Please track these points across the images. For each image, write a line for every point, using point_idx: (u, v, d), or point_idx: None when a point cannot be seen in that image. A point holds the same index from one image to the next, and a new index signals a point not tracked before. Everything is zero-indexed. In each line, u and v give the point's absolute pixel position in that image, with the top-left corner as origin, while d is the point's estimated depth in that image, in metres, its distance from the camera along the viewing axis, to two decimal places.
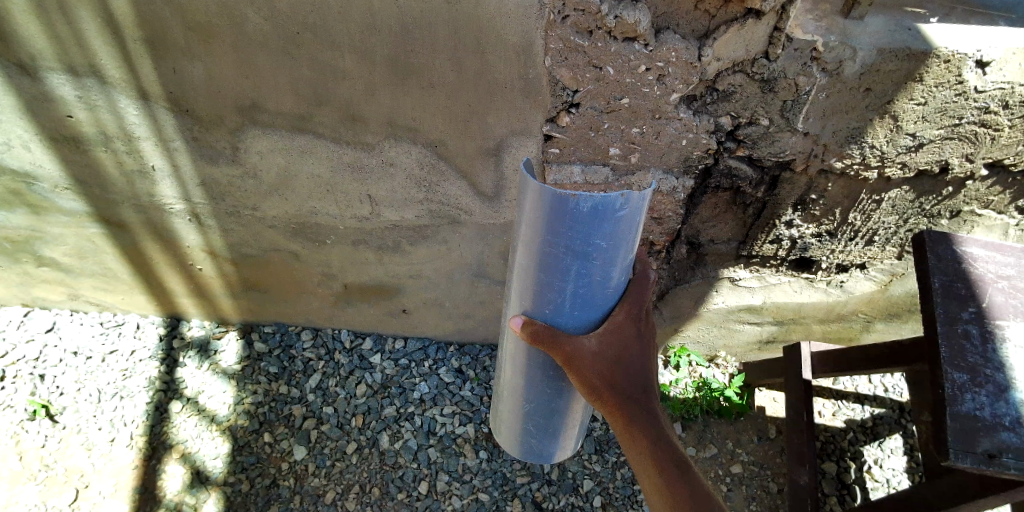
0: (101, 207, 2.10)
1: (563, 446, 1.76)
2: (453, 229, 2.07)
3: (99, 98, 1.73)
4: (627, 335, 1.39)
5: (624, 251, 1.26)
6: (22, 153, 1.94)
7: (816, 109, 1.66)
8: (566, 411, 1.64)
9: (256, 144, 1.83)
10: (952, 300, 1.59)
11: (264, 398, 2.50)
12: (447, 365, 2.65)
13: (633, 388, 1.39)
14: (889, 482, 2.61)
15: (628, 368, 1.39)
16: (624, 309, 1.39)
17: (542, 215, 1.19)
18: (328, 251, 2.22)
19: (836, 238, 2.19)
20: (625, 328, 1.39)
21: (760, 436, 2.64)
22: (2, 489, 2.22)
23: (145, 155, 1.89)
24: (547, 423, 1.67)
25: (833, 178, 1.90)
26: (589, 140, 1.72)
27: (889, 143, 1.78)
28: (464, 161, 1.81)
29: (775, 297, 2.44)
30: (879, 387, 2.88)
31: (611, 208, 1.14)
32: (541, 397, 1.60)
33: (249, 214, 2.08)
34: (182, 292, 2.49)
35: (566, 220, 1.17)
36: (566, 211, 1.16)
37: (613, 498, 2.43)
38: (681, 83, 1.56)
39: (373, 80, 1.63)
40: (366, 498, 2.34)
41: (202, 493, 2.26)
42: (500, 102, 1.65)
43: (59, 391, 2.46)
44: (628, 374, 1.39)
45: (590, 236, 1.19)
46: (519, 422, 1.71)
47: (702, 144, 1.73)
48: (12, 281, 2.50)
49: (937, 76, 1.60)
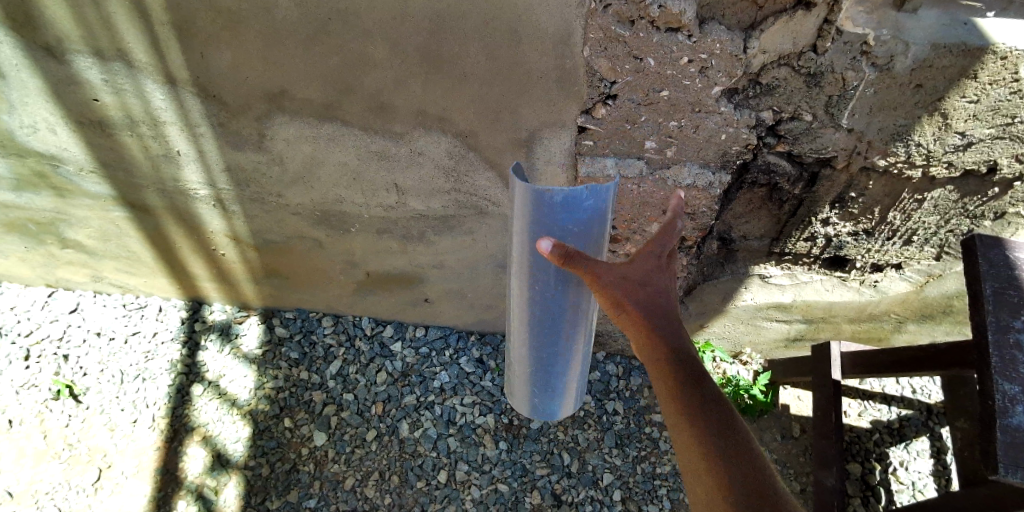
0: (125, 191, 2.10)
1: (566, 400, 1.86)
2: (480, 220, 2.04)
3: (125, 83, 1.71)
4: (652, 272, 1.32)
5: (598, 227, 1.38)
6: (48, 136, 1.93)
7: (863, 106, 1.59)
8: (565, 370, 1.75)
9: (283, 132, 1.80)
10: (1004, 308, 1.52)
11: (285, 383, 2.51)
12: (467, 355, 2.63)
13: (661, 328, 1.29)
14: (915, 486, 2.56)
15: (656, 307, 1.31)
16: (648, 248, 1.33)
17: (525, 207, 1.33)
18: (352, 239, 2.20)
19: (873, 238, 2.13)
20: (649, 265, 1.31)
21: (784, 434, 2.62)
22: (28, 467, 2.25)
23: (170, 140, 1.87)
24: (549, 385, 1.80)
25: (875, 176, 1.84)
26: (624, 133, 1.68)
27: (937, 142, 1.71)
28: (494, 151, 1.78)
29: (806, 296, 2.38)
30: (906, 388, 2.82)
31: (579, 198, 1.28)
32: (542, 360, 1.71)
33: (274, 201, 2.06)
34: (204, 276, 2.49)
35: (545, 211, 1.31)
36: (542, 204, 1.30)
37: (633, 492, 2.41)
38: (725, 76, 1.51)
39: (404, 69, 1.59)
40: (385, 485, 2.34)
41: (222, 476, 2.27)
42: (532, 92, 1.60)
43: (83, 371, 2.48)
44: (656, 311, 1.31)
45: (565, 224, 1.33)
46: (525, 395, 1.86)
47: (742, 139, 1.67)
48: (37, 262, 2.51)
49: (993, 74, 1.53)
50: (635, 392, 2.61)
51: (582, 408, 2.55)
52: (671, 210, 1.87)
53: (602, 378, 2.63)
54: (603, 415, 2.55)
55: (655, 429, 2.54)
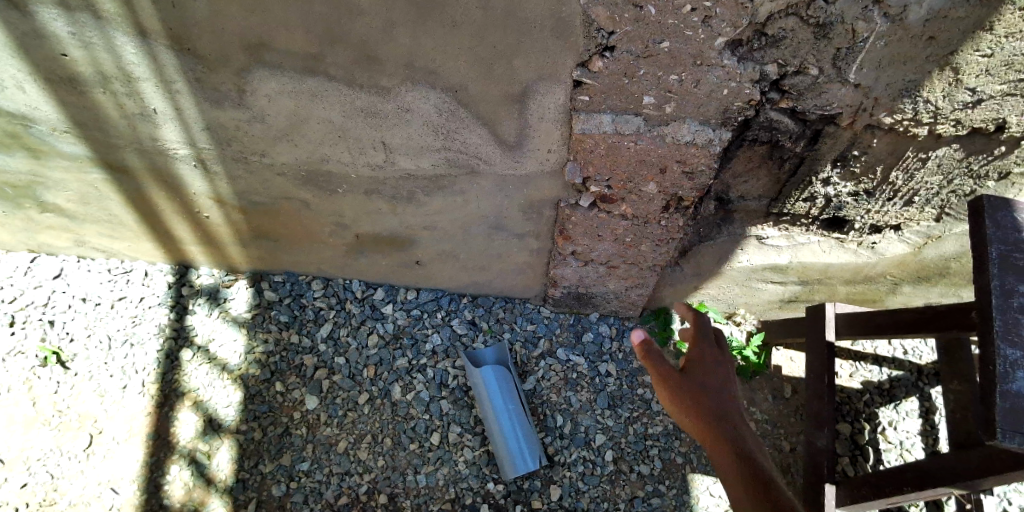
0: (102, 151, 2.01)
1: (537, 451, 2.29)
2: (471, 181, 1.97)
3: (94, 36, 1.61)
4: (713, 367, 1.55)
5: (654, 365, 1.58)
6: (16, 94, 1.82)
7: (871, 59, 1.53)
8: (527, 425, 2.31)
9: (263, 87, 1.71)
10: (1010, 272, 1.50)
11: (276, 347, 2.47)
12: (460, 317, 2.59)
13: (723, 410, 1.45)
14: (902, 445, 2.59)
15: (716, 393, 1.49)
16: (707, 347, 1.59)
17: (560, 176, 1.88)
18: (340, 200, 2.13)
19: (873, 198, 2.09)
20: (712, 366, 1.55)
21: (775, 395, 2.62)
22: (18, 433, 2.21)
23: (146, 97, 1.78)
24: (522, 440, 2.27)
25: (879, 133, 1.78)
26: (622, 87, 1.61)
27: (946, 98, 1.65)
28: (487, 107, 1.70)
29: (803, 257, 2.35)
30: (898, 349, 2.82)
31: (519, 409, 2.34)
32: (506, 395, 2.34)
33: (256, 161, 1.98)
34: (189, 239, 2.42)
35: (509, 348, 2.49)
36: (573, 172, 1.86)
37: (625, 452, 2.41)
38: (729, 26, 1.44)
39: (392, 19, 1.50)
40: (379, 448, 2.34)
41: (215, 440, 2.27)
42: (527, 43, 1.53)
43: (70, 337, 2.43)
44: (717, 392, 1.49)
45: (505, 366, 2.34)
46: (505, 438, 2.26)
47: (744, 95, 1.60)
48: (15, 227, 2.42)
49: (1009, 25, 1.47)
50: (628, 354, 2.60)
51: (576, 370, 2.53)
52: (669, 169, 1.82)
53: (594, 340, 2.60)
54: (596, 376, 2.53)
55: (648, 391, 2.53)
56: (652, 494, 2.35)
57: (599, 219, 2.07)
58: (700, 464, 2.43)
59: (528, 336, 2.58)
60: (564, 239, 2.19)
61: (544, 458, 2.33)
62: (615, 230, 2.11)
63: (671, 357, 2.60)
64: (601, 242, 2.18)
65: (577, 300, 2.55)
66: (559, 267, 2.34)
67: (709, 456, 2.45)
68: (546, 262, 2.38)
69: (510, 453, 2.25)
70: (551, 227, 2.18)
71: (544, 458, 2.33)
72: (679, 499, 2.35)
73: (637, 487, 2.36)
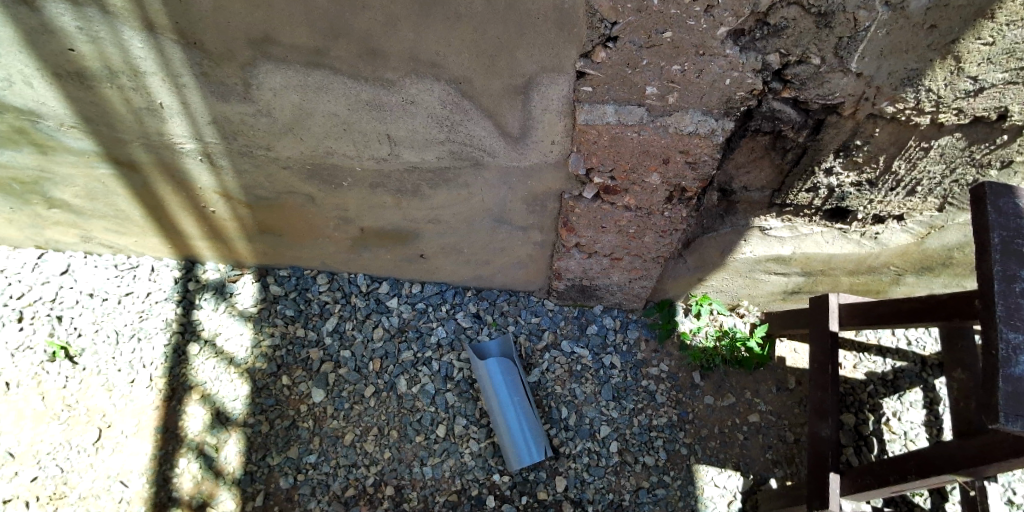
0: (110, 146, 2.02)
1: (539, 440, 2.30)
2: (476, 172, 1.98)
3: (102, 30, 1.62)
4: None
5: None
6: (25, 90, 1.84)
7: (873, 48, 1.54)
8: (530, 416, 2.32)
9: (268, 81, 1.72)
10: (1011, 258, 1.52)
11: (282, 341, 2.49)
12: (464, 310, 2.60)
13: None
14: (906, 435, 2.59)
15: None
16: None
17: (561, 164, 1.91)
18: (344, 194, 2.15)
19: (876, 188, 2.10)
20: None
21: (779, 386, 2.64)
22: (27, 428, 2.23)
23: (153, 91, 1.79)
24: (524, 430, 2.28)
25: (882, 123, 1.80)
26: (625, 78, 1.63)
27: (948, 87, 1.67)
28: (490, 99, 1.72)
29: (806, 248, 2.37)
30: (901, 340, 2.82)
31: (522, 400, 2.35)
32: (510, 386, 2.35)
33: (262, 155, 2.00)
34: (196, 234, 2.44)
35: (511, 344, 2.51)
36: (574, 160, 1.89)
37: (630, 444, 2.42)
38: (732, 15, 1.45)
39: (396, 12, 1.51)
40: (385, 440, 2.35)
41: (223, 434, 2.29)
42: (530, 35, 1.54)
43: (77, 332, 2.44)
44: None
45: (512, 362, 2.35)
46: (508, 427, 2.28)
47: (747, 85, 1.61)
48: (23, 223, 2.44)
49: (1011, 13, 1.49)
50: (632, 346, 2.61)
51: (580, 362, 2.55)
52: (672, 160, 1.83)
53: (598, 332, 2.61)
54: (601, 369, 2.54)
55: (652, 382, 2.55)
56: (657, 485, 2.36)
57: (602, 211, 2.08)
58: (705, 455, 2.44)
59: (533, 329, 2.59)
60: (567, 232, 2.20)
61: (549, 445, 2.34)
62: (618, 221, 2.12)
63: (674, 349, 2.62)
64: (605, 234, 2.19)
65: (581, 292, 2.56)
66: (562, 259, 2.35)
67: (713, 447, 2.46)
68: (549, 255, 2.39)
69: (515, 445, 2.26)
70: (555, 219, 2.19)
71: (549, 445, 2.34)
72: (684, 489, 2.36)
73: (642, 477, 2.37)
